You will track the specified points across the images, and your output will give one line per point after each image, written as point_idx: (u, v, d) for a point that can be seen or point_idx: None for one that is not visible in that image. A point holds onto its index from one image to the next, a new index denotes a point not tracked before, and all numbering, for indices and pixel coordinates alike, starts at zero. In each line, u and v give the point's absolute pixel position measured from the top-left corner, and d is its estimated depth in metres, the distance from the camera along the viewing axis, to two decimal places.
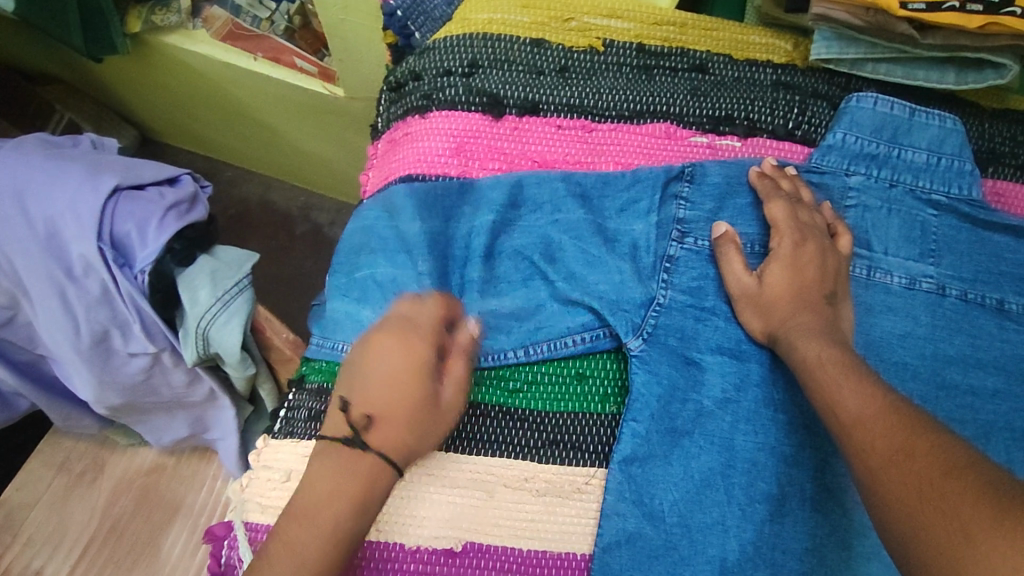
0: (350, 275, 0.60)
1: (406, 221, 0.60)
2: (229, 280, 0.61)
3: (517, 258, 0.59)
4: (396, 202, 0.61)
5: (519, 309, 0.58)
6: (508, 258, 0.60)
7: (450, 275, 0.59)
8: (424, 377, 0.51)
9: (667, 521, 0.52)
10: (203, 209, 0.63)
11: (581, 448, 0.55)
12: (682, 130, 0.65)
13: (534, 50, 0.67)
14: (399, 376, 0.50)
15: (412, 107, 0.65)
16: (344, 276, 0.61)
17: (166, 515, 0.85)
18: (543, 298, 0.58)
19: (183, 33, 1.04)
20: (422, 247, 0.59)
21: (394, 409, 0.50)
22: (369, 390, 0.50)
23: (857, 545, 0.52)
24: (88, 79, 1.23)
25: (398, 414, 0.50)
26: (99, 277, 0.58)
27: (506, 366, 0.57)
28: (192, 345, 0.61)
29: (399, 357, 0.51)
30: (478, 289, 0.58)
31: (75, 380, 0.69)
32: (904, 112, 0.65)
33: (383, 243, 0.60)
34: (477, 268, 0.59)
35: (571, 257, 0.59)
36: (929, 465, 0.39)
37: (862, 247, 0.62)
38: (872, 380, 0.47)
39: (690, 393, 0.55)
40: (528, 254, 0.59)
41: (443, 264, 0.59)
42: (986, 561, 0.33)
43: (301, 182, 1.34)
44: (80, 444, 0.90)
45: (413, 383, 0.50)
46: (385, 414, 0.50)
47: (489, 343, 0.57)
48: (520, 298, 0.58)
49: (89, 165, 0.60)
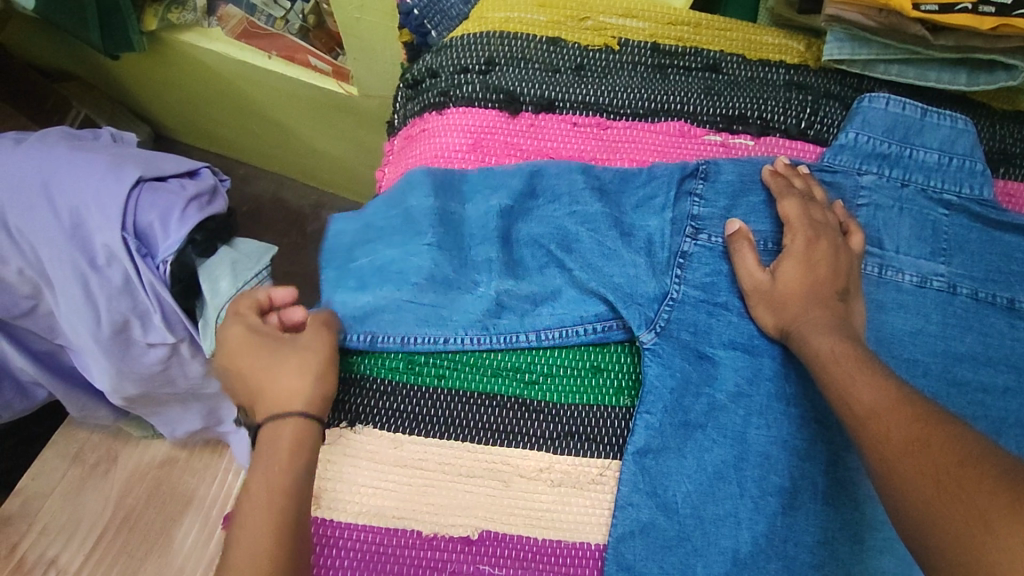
0: (350, 272, 0.61)
1: (416, 208, 0.61)
2: (249, 271, 0.61)
3: (531, 245, 0.60)
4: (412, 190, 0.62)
5: (537, 293, 0.59)
6: (525, 246, 0.60)
7: (465, 257, 0.60)
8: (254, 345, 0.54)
9: (680, 513, 0.53)
10: (222, 202, 0.64)
11: (595, 439, 0.55)
12: (696, 129, 0.66)
13: (550, 49, 0.67)
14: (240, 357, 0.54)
15: (429, 104, 0.66)
16: (351, 271, 0.61)
17: (178, 507, 0.86)
18: (559, 284, 0.59)
19: (199, 30, 1.05)
20: (439, 228, 0.60)
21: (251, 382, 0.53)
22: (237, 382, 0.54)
23: (869, 539, 0.53)
24: (102, 76, 1.25)
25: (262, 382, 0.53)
26: (121, 267, 0.59)
27: (522, 350, 0.58)
28: (212, 336, 0.61)
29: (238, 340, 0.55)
30: (497, 269, 0.59)
31: (93, 370, 0.70)
32: (916, 112, 0.66)
33: (398, 226, 0.61)
34: (493, 250, 0.60)
35: (587, 248, 0.59)
36: (943, 455, 0.40)
37: (874, 245, 0.62)
38: (886, 374, 0.48)
39: (704, 387, 0.56)
40: (544, 243, 0.60)
41: (451, 250, 0.59)
42: (1004, 547, 0.34)
43: (311, 180, 1.35)
44: (93, 436, 0.91)
45: (254, 351, 0.54)
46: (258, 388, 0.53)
47: (507, 328, 0.58)
48: (536, 285, 0.59)
49: (112, 157, 0.61)
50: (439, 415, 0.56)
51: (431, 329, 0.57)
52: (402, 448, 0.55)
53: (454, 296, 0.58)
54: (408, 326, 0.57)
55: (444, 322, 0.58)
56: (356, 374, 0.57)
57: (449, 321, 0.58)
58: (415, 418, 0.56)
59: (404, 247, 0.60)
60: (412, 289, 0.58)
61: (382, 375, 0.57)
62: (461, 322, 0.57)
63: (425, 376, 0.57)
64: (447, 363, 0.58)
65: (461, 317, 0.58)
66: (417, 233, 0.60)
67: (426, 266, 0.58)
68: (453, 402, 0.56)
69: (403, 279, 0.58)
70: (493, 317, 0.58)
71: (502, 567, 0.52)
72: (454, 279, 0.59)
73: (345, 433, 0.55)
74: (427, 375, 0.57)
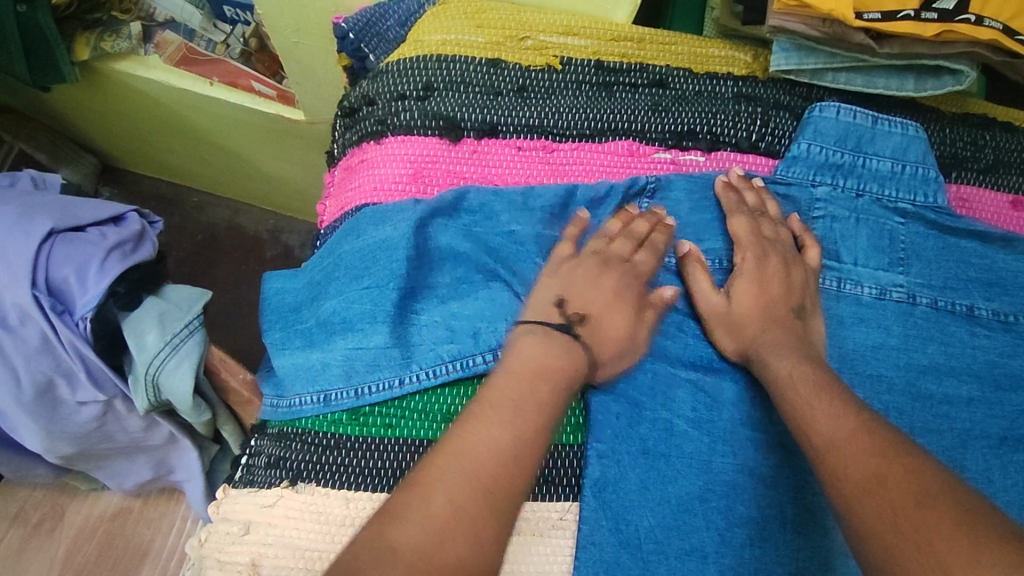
0: (289, 327, 0.59)
1: (349, 246, 0.59)
2: (178, 322, 0.57)
3: (468, 268, 0.57)
4: (359, 223, 0.59)
5: (485, 310, 0.55)
6: (459, 265, 0.57)
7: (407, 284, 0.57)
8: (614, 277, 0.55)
9: (643, 549, 0.51)
10: (151, 247, 0.60)
11: (552, 482, 0.53)
12: (645, 147, 0.64)
13: (490, 71, 0.65)
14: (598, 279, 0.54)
15: (367, 133, 0.63)
16: (290, 329, 0.58)
17: (133, 561, 0.83)
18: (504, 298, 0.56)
19: (136, 59, 1.00)
20: (377, 274, 0.56)
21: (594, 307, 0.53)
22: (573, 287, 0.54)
23: (840, 567, 0.51)
24: (38, 108, 1.19)
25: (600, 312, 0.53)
26: (37, 326, 0.54)
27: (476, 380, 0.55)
28: (143, 393, 0.58)
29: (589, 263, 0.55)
30: (441, 296, 0.56)
31: (21, 432, 0.64)
32: (866, 120, 0.64)
33: (335, 273, 0.58)
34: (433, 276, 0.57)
35: (527, 268, 0.58)
36: (901, 494, 0.39)
37: (831, 259, 0.61)
38: (845, 399, 0.47)
39: (662, 414, 0.54)
40: (478, 260, 0.57)
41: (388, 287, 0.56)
42: None
43: (266, 204, 1.31)
44: (36, 493, 0.86)
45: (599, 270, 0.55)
46: (598, 318, 0.53)
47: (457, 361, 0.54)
48: (482, 302, 0.56)
49: (24, 208, 0.57)
50: (388, 468, 0.52)
51: (380, 371, 0.54)
52: (351, 506, 0.51)
53: (397, 331, 0.55)
54: (359, 375, 0.54)
55: (389, 355, 0.54)
56: (299, 428, 0.55)
57: (394, 355, 0.54)
58: (362, 474, 0.52)
59: (339, 293, 0.57)
60: (348, 333, 0.55)
61: (326, 431, 0.54)
62: (410, 352, 0.54)
63: (372, 427, 0.53)
64: (393, 411, 0.54)
65: (406, 348, 0.55)
66: (353, 278, 0.57)
67: (366, 310, 0.55)
68: (399, 453, 0.52)
69: (342, 332, 0.55)
70: (440, 341, 0.55)
71: None
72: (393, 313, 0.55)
73: (287, 492, 0.52)
74: (374, 426, 0.54)
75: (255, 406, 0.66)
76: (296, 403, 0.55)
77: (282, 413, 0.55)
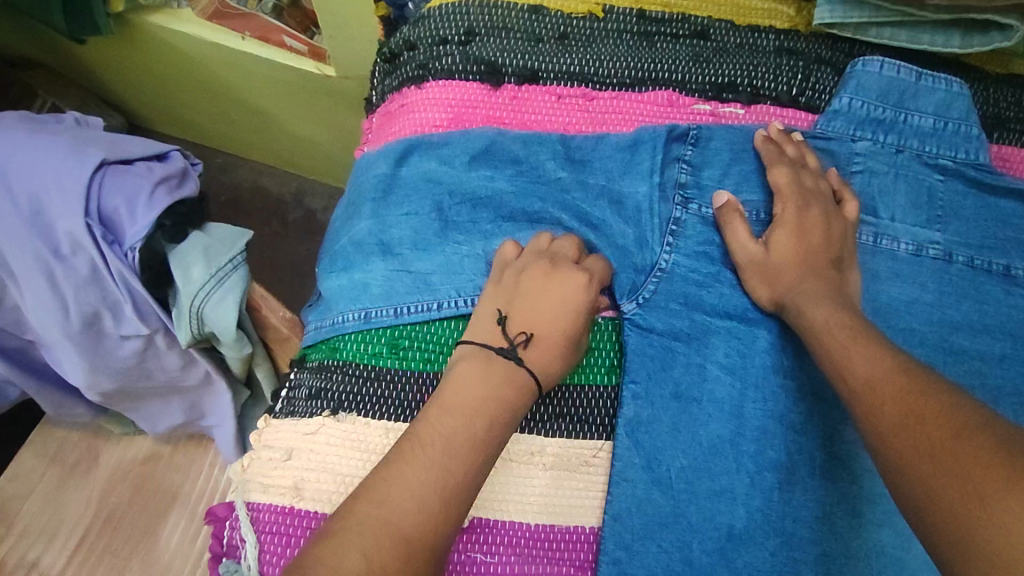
0: (331, 254, 0.61)
1: (404, 171, 0.60)
2: (222, 256, 0.59)
3: (508, 209, 0.59)
4: (407, 155, 0.61)
5: None
6: (499, 201, 0.59)
7: (448, 212, 0.59)
8: (578, 310, 0.53)
9: (674, 487, 0.52)
10: (193, 185, 0.62)
11: (586, 420, 0.54)
12: (686, 98, 0.63)
13: (532, 17, 0.65)
14: (549, 292, 0.53)
15: (406, 78, 0.63)
16: (330, 254, 0.61)
17: (163, 503, 0.85)
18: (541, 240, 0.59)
19: (170, 12, 1.01)
20: (416, 202, 0.59)
21: (551, 332, 0.52)
22: (535, 313, 0.53)
23: (867, 512, 0.52)
24: (70, 63, 1.20)
25: (557, 341, 0.52)
26: (87, 255, 0.56)
27: None
28: (187, 325, 0.59)
29: (544, 280, 0.54)
30: (484, 229, 0.59)
31: (65, 365, 0.66)
32: (911, 75, 0.64)
33: (387, 196, 0.60)
34: (475, 211, 0.59)
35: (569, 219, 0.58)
36: (938, 427, 0.40)
37: (868, 214, 0.61)
38: (880, 343, 0.47)
39: (693, 357, 0.55)
40: (515, 217, 0.59)
41: (425, 216, 0.58)
42: (997, 520, 0.34)
43: (290, 167, 1.31)
44: (73, 435, 0.89)
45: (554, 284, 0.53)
46: (546, 339, 0.52)
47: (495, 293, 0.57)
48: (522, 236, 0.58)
49: (74, 140, 0.58)
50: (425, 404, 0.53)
51: (419, 295, 0.56)
52: (392, 436, 0.52)
53: (439, 256, 0.57)
54: (396, 297, 0.56)
55: (432, 280, 0.57)
56: (339, 360, 0.55)
57: (438, 282, 0.57)
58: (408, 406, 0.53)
59: (379, 217, 0.59)
60: (386, 256, 0.58)
61: (368, 363, 0.55)
62: (450, 279, 0.57)
63: (411, 361, 0.55)
64: (433, 347, 0.55)
65: (448, 276, 0.57)
66: (401, 199, 0.59)
67: (408, 235, 0.58)
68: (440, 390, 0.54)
69: (381, 256, 0.58)
70: (483, 272, 0.57)
71: (494, 553, 0.51)
72: (431, 241, 0.58)
73: (328, 421, 0.53)
74: (415, 361, 0.55)
75: (294, 343, 0.68)
76: (347, 320, 0.56)
77: (325, 330, 0.57)
